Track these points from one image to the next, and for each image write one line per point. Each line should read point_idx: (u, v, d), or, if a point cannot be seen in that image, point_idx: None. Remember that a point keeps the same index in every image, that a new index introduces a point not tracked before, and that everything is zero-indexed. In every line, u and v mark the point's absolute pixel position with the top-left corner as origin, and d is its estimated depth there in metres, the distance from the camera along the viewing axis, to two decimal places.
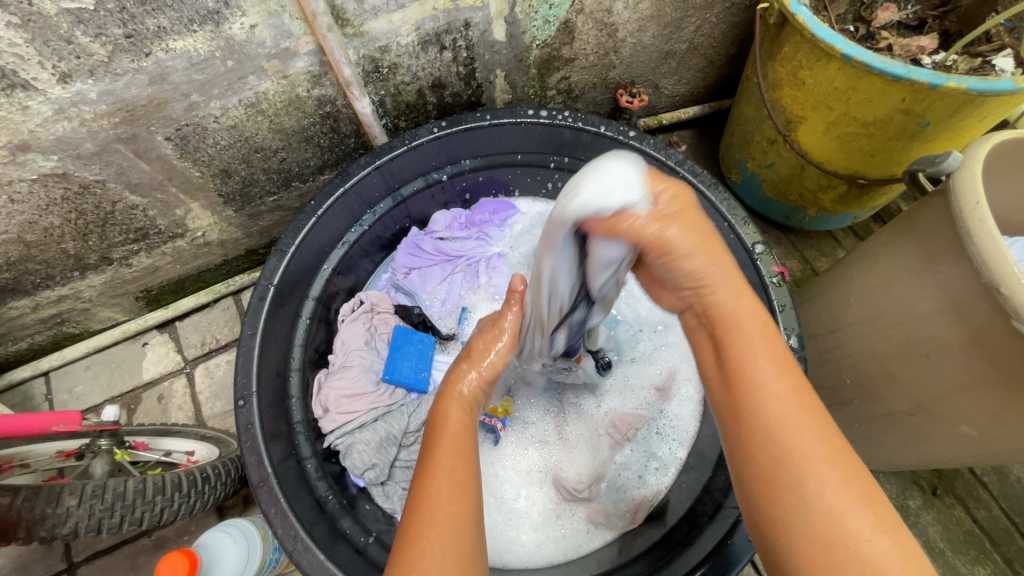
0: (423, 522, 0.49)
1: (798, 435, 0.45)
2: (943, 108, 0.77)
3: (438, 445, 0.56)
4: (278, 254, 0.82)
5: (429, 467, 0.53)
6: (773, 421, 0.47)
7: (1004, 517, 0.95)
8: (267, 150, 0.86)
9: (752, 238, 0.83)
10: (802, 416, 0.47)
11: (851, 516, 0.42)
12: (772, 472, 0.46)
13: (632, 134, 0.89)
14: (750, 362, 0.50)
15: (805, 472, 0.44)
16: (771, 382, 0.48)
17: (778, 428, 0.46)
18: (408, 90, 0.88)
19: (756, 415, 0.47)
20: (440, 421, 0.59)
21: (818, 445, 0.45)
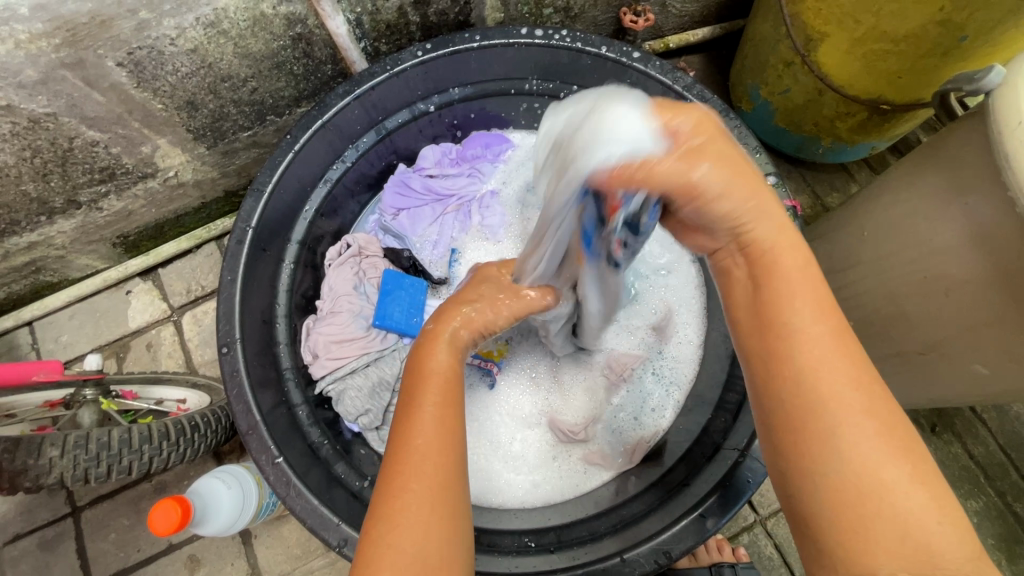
0: (404, 475, 0.45)
1: (832, 385, 0.41)
2: (986, 18, 0.69)
3: (423, 389, 0.52)
4: (255, 194, 0.76)
5: (407, 417, 0.49)
6: (801, 364, 0.42)
7: (1001, 453, 0.95)
8: (235, 78, 0.79)
9: (763, 169, 0.76)
10: (844, 372, 0.42)
11: (884, 472, 0.39)
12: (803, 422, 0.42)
13: (637, 54, 0.81)
14: (777, 301, 0.45)
15: (841, 424, 0.40)
16: (809, 327, 0.43)
17: (801, 371, 0.42)
18: (387, 7, 0.78)
19: (784, 361, 0.43)
20: (421, 365, 0.55)
21: (854, 392, 0.41)
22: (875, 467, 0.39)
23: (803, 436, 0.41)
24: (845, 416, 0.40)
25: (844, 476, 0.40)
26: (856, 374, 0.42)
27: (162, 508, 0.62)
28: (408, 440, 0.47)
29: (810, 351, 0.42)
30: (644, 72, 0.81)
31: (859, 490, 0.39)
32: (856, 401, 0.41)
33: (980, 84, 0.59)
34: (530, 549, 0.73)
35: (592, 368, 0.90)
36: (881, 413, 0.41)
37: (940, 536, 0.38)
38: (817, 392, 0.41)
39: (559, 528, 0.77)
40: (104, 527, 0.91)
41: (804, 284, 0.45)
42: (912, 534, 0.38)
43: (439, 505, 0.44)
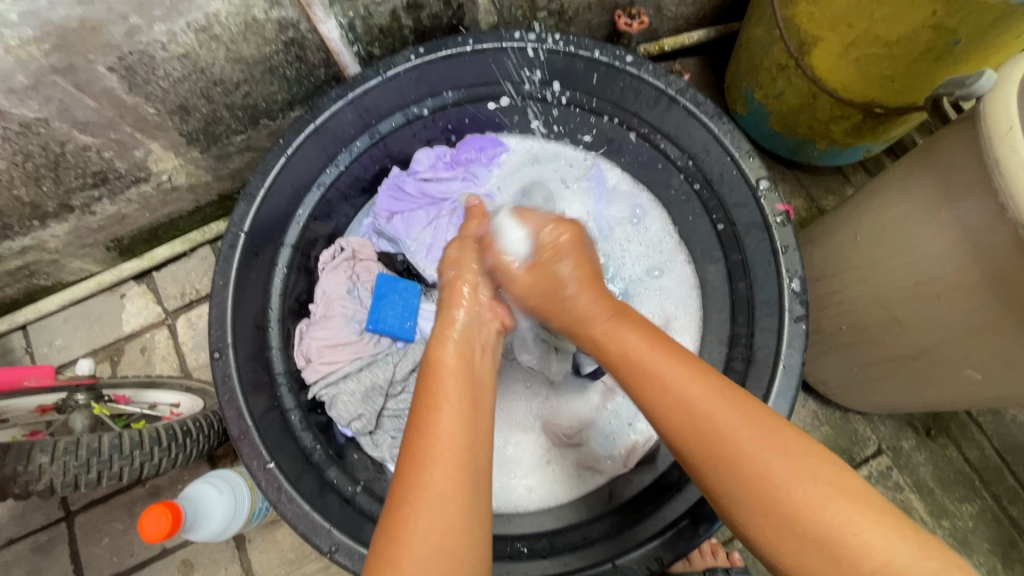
0: (420, 486, 0.47)
1: (741, 443, 0.49)
2: (979, 22, 0.69)
3: (436, 393, 0.55)
4: (247, 198, 0.76)
5: (421, 425, 0.51)
6: (682, 404, 0.52)
7: (996, 456, 0.95)
8: (227, 82, 0.79)
9: (756, 173, 0.76)
10: (749, 429, 0.49)
11: (811, 497, 0.45)
12: (736, 481, 0.48)
13: (629, 58, 0.80)
14: (655, 363, 0.56)
15: (762, 478, 0.47)
16: (705, 399, 0.52)
17: (688, 411, 0.52)
18: (380, 11, 0.78)
19: (671, 405, 0.53)
20: (436, 367, 0.58)
21: (739, 416, 0.50)
22: (782, 480, 0.46)
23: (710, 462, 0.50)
24: (741, 437, 0.49)
25: (749, 491, 0.47)
26: (738, 403, 0.51)
27: (152, 514, 0.62)
28: (423, 449, 0.49)
29: (689, 391, 0.53)
30: (637, 76, 0.81)
31: (766, 501, 0.46)
32: (742, 422, 0.50)
33: (970, 89, 0.59)
34: (523, 554, 0.73)
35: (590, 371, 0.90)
36: (775, 429, 0.50)
37: (861, 529, 0.43)
38: (708, 423, 0.50)
39: (552, 533, 0.77)
40: (97, 531, 0.91)
41: (668, 348, 0.57)
42: (828, 535, 0.44)
43: (446, 514, 0.46)
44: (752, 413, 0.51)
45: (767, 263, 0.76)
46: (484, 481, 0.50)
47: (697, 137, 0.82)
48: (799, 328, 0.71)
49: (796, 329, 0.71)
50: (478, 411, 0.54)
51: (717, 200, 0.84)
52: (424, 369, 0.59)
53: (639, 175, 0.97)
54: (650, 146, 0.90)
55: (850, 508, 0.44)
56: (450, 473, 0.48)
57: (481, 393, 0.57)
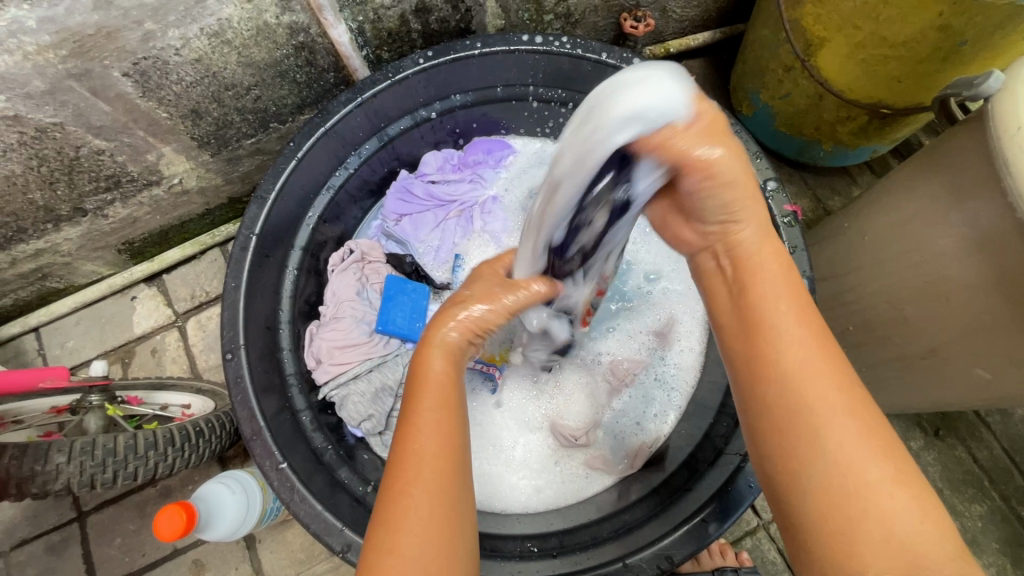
0: (411, 479, 0.45)
1: (821, 396, 0.44)
2: (985, 22, 0.69)
3: (421, 395, 0.50)
4: (258, 201, 0.77)
5: (412, 416, 0.49)
6: (790, 368, 0.45)
7: (1005, 456, 0.95)
8: (238, 87, 0.79)
9: (764, 174, 0.77)
10: (832, 391, 0.44)
11: (869, 471, 0.42)
12: (788, 427, 0.45)
13: (635, 61, 0.81)
14: (760, 296, 0.49)
15: (831, 443, 0.43)
16: (797, 337, 0.46)
17: (791, 382, 0.45)
18: (389, 15, 0.79)
19: (776, 371, 0.46)
20: (422, 370, 0.52)
21: (838, 397, 0.44)
22: (866, 478, 0.42)
23: (785, 440, 0.45)
24: (829, 429, 0.43)
25: (831, 483, 0.42)
26: (836, 385, 0.45)
27: (169, 511, 0.63)
28: (413, 453, 0.46)
29: (797, 369, 0.45)
30: None
31: (845, 497, 0.42)
32: (840, 409, 0.44)
33: (980, 90, 0.59)
34: (533, 554, 0.74)
35: (590, 374, 0.90)
36: (864, 416, 0.44)
37: (896, 509, 0.41)
38: (810, 401, 0.44)
39: (561, 532, 0.77)
40: (110, 531, 0.91)
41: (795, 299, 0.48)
42: (898, 539, 0.40)
43: (440, 515, 0.44)
44: (853, 401, 0.44)
45: None
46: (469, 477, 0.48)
47: None
48: None
49: None
50: (468, 403, 0.52)
51: None
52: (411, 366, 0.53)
53: None
54: None
55: (913, 512, 0.41)
56: (434, 479, 0.45)
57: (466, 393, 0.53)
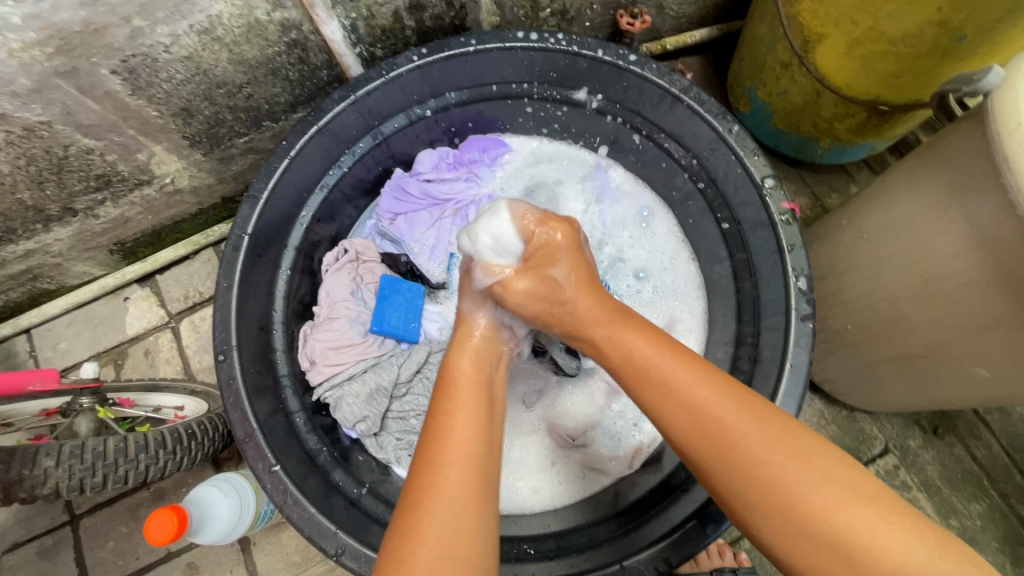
0: (431, 488, 0.47)
1: (756, 449, 0.47)
2: (985, 17, 0.69)
3: (451, 399, 0.55)
4: (250, 200, 0.76)
5: (433, 432, 0.52)
6: (702, 422, 0.49)
7: (1004, 455, 0.94)
8: (230, 84, 0.78)
9: (761, 172, 0.76)
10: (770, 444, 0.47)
11: (836, 509, 0.44)
12: (745, 487, 0.47)
13: (632, 57, 0.80)
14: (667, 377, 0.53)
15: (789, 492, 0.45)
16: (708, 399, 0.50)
17: (693, 416, 0.50)
18: (383, 12, 0.78)
19: (678, 413, 0.51)
20: (450, 375, 0.58)
21: (764, 438, 0.47)
22: (796, 487, 0.45)
23: (716, 471, 0.48)
24: (744, 445, 0.47)
25: (762, 500, 0.46)
26: (735, 406, 0.49)
27: (159, 514, 0.62)
28: (435, 454, 0.49)
29: (721, 432, 0.49)
30: (640, 75, 0.81)
31: (781, 511, 0.45)
32: (747, 425, 0.48)
33: (979, 84, 0.59)
34: (529, 556, 0.73)
35: (591, 374, 0.89)
36: (799, 448, 0.47)
37: (879, 535, 0.42)
38: (715, 430, 0.49)
39: (557, 534, 0.77)
40: (102, 535, 0.90)
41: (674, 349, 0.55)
42: (849, 539, 0.43)
43: (459, 516, 0.46)
44: (761, 417, 0.49)
45: (773, 262, 0.76)
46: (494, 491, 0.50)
47: (701, 135, 0.81)
48: (806, 327, 0.71)
49: (803, 327, 0.71)
50: (493, 421, 0.54)
51: (722, 200, 0.83)
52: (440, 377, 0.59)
53: (643, 174, 0.96)
54: (654, 145, 0.90)
55: (864, 508, 0.43)
56: (461, 475, 0.48)
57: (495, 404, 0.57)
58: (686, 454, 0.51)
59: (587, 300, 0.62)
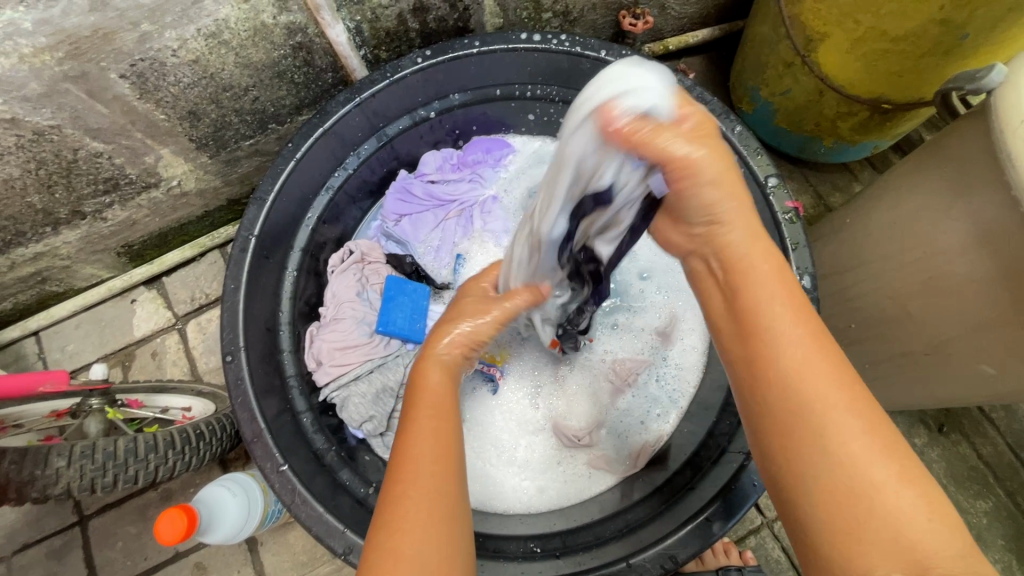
0: (407, 484, 0.46)
1: (817, 385, 0.43)
2: (987, 15, 0.69)
3: (418, 405, 0.54)
4: (257, 202, 0.77)
5: (405, 433, 0.51)
6: (791, 365, 0.44)
7: (1009, 452, 0.94)
8: (236, 88, 0.79)
9: (765, 171, 0.76)
10: (837, 390, 0.42)
11: (876, 469, 0.40)
12: (788, 426, 0.43)
13: (635, 58, 0.81)
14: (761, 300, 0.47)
15: (845, 440, 0.41)
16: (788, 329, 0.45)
17: (787, 368, 0.44)
18: (387, 14, 0.79)
19: (778, 371, 0.44)
20: (419, 381, 0.57)
21: (833, 386, 0.43)
22: (875, 474, 0.40)
23: (793, 450, 0.43)
24: (838, 424, 0.41)
25: (831, 480, 0.41)
26: (834, 375, 0.43)
27: (169, 513, 0.62)
28: (412, 452, 0.48)
29: (792, 357, 0.44)
30: None
31: (851, 497, 0.40)
32: (841, 398, 0.42)
33: (981, 83, 0.59)
34: (536, 554, 0.73)
35: (592, 374, 0.89)
36: (863, 407, 0.42)
37: (912, 515, 0.39)
38: (809, 397, 0.42)
39: (564, 533, 0.77)
40: (111, 536, 0.91)
41: (791, 297, 0.47)
42: (905, 538, 0.38)
43: (437, 510, 0.45)
44: (857, 400, 0.43)
45: None
46: (465, 497, 0.48)
47: None
48: None
49: None
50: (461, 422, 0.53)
51: None
52: (413, 383, 0.58)
53: None
54: None
55: (920, 510, 0.39)
56: (436, 471, 0.47)
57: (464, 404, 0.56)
58: (759, 422, 0.45)
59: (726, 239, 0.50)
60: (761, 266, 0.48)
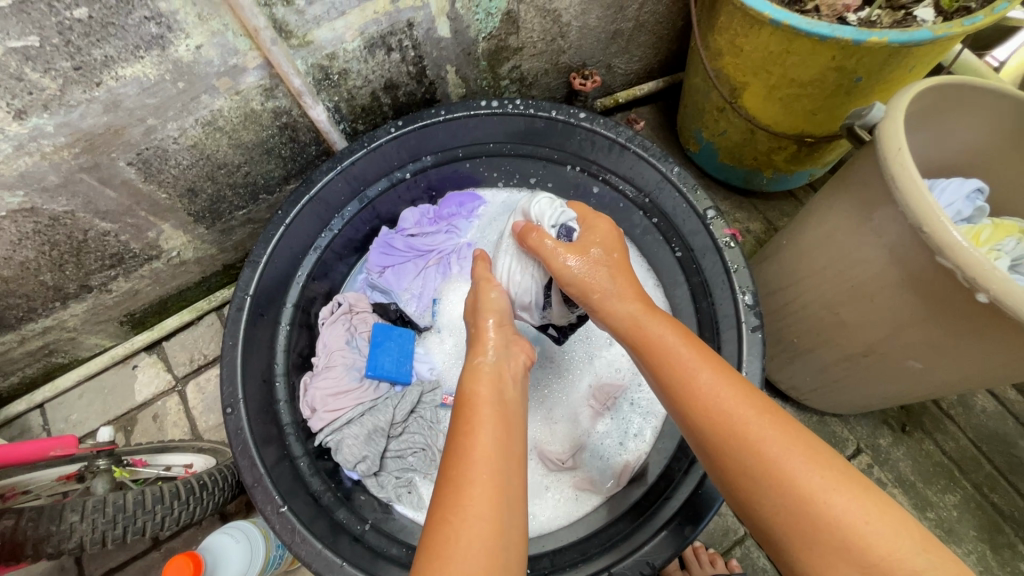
0: (460, 507, 0.50)
1: (733, 409, 0.54)
2: (872, 62, 0.81)
3: (471, 417, 0.59)
4: (251, 265, 0.85)
5: (456, 453, 0.55)
6: (706, 405, 0.55)
7: (970, 446, 1.01)
8: (230, 165, 0.89)
9: (703, 204, 0.86)
10: (752, 412, 0.53)
11: (805, 480, 0.48)
12: (722, 451, 0.53)
13: (582, 115, 0.92)
14: (671, 348, 0.62)
15: (777, 461, 0.50)
16: (700, 372, 0.58)
17: (696, 403, 0.56)
18: (362, 93, 0.91)
19: (701, 414, 0.56)
20: (470, 395, 0.63)
21: (745, 408, 0.54)
22: (799, 476, 0.49)
23: (740, 483, 0.52)
24: (769, 449, 0.51)
25: (758, 471, 0.50)
26: (744, 400, 0.55)
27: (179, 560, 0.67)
28: (460, 474, 0.52)
29: (708, 394, 0.56)
30: (591, 130, 0.93)
31: (797, 510, 0.48)
32: (758, 422, 0.53)
33: (867, 119, 0.72)
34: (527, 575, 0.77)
35: (577, 399, 0.95)
36: (785, 424, 0.53)
37: (855, 517, 0.46)
38: (726, 424, 0.54)
39: (553, 552, 0.81)
40: None
41: (690, 340, 0.62)
42: (854, 542, 0.45)
43: (486, 538, 0.48)
44: (777, 421, 0.53)
45: (723, 282, 0.84)
46: (518, 504, 0.53)
47: (649, 176, 0.92)
48: (756, 336, 0.79)
49: (754, 338, 0.79)
50: (506, 434, 0.58)
51: (673, 229, 0.93)
52: (460, 401, 0.63)
53: None
54: (611, 187, 0.99)
55: (859, 509, 0.46)
56: (486, 497, 0.51)
57: (512, 415, 0.62)
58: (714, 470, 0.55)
59: (625, 300, 0.69)
60: (662, 321, 0.66)
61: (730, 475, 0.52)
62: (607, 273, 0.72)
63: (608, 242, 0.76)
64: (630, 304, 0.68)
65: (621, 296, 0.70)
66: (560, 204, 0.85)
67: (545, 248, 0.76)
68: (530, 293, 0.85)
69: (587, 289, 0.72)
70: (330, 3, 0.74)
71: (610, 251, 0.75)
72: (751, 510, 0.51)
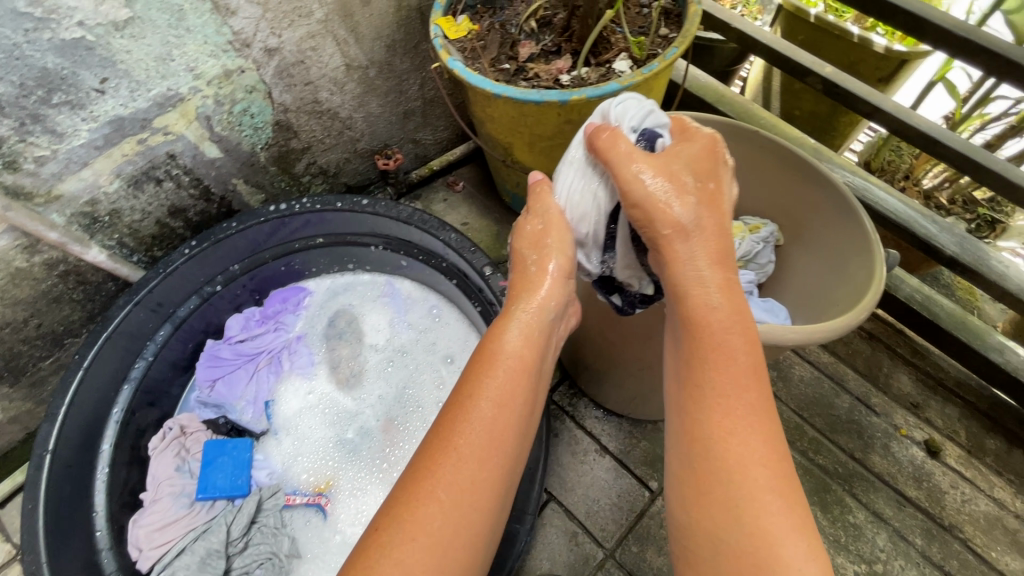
0: (437, 480, 0.53)
1: (742, 445, 0.51)
2: (591, 112, 0.92)
3: (482, 386, 0.59)
4: (49, 420, 0.86)
5: (458, 413, 0.57)
6: (724, 426, 0.52)
7: (793, 415, 1.11)
8: (15, 322, 0.88)
9: (481, 263, 0.96)
10: (761, 450, 0.51)
11: (789, 547, 0.46)
12: (709, 479, 0.51)
13: (364, 202, 1.02)
14: (725, 343, 0.55)
15: (765, 521, 0.47)
16: (738, 382, 0.53)
17: (718, 420, 0.52)
18: (145, 225, 0.94)
19: (714, 438, 0.52)
20: (495, 350, 0.62)
21: (758, 442, 0.51)
22: (777, 541, 0.47)
23: (710, 515, 0.50)
24: (765, 502, 0.48)
25: (742, 517, 0.48)
26: (762, 435, 0.51)
27: None
28: (455, 439, 0.55)
29: (731, 415, 0.52)
30: (375, 213, 1.02)
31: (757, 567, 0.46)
32: (763, 466, 0.50)
33: None
34: None
35: None
36: (781, 473, 0.50)
37: None
38: (735, 460, 0.50)
39: None
40: None
41: (745, 335, 0.56)
42: None
43: (449, 526, 0.51)
44: (781, 474, 0.50)
45: None
46: (493, 491, 0.55)
47: (435, 245, 1.01)
48: None
49: None
50: (510, 414, 0.58)
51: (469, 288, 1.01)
52: (485, 353, 0.62)
53: (424, 281, 1.12)
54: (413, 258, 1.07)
55: None
56: (467, 477, 0.54)
57: (528, 390, 0.61)
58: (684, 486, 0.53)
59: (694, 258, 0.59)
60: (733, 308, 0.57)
61: (705, 492, 0.51)
62: (689, 205, 0.60)
63: (700, 165, 0.63)
64: (700, 268, 0.58)
65: (702, 251, 0.59)
66: (647, 107, 0.71)
67: (619, 153, 0.63)
68: (591, 221, 0.70)
69: (656, 220, 0.60)
70: (65, 158, 0.78)
71: (693, 177, 0.62)
72: (708, 543, 0.50)
